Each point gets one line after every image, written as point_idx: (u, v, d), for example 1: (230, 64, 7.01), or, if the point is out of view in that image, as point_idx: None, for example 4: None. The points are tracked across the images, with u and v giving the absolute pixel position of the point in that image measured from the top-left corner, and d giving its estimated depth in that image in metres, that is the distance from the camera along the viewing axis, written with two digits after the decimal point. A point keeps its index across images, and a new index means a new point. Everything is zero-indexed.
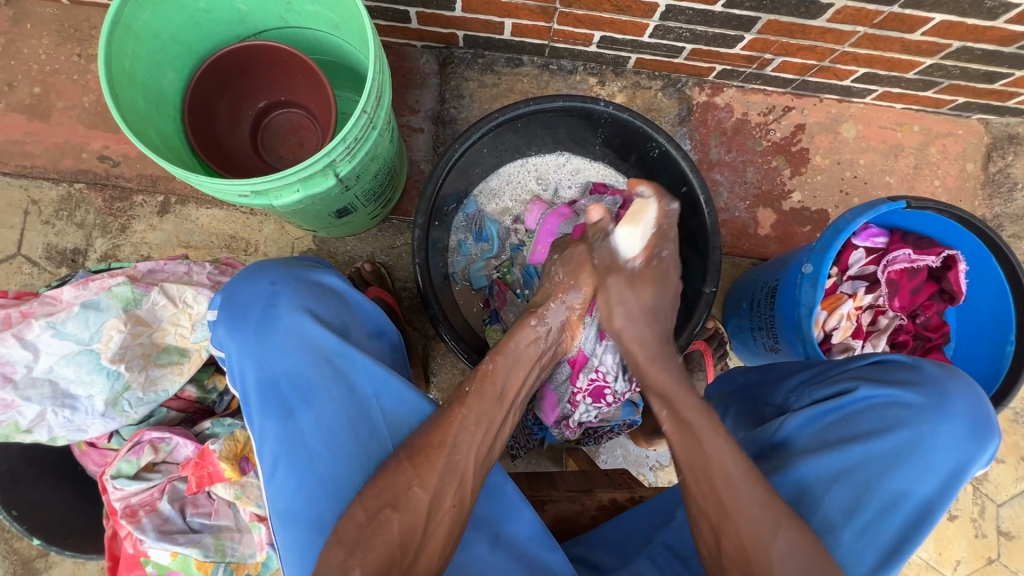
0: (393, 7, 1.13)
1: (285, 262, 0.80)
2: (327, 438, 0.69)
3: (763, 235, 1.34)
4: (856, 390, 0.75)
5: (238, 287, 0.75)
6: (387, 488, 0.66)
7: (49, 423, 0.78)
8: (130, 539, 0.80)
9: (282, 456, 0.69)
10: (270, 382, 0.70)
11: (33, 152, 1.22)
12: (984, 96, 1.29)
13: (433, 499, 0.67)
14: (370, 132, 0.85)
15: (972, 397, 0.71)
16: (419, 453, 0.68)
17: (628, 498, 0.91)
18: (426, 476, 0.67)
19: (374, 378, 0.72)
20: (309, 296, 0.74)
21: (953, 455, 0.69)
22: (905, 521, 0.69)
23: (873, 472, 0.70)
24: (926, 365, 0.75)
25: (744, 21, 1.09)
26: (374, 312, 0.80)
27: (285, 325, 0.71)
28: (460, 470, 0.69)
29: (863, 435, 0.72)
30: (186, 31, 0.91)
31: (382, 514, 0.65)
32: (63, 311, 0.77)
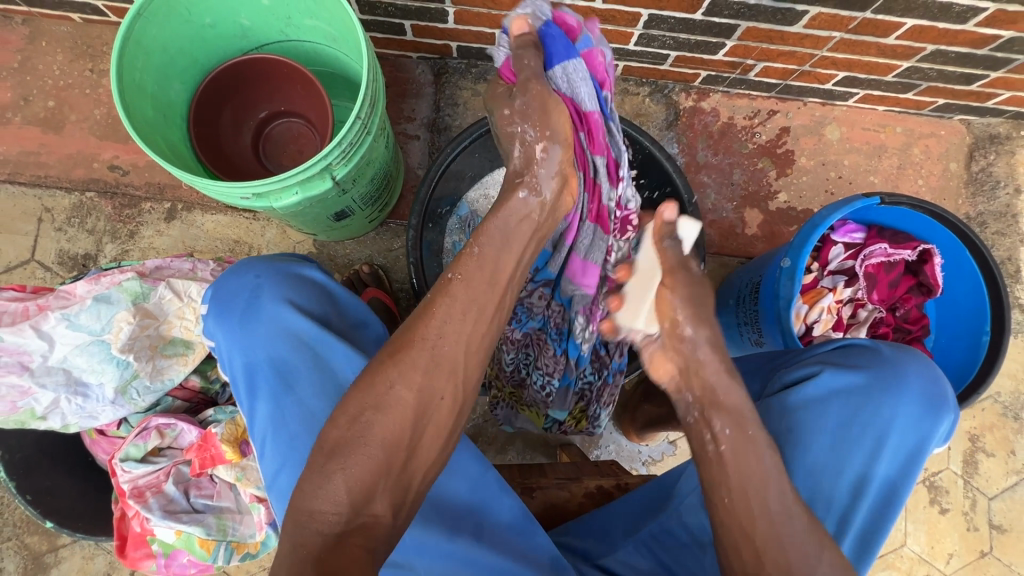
0: (388, 20, 1.19)
1: (270, 258, 0.84)
2: (309, 417, 0.72)
3: (750, 235, 1.38)
4: (820, 375, 0.78)
5: (226, 280, 0.79)
6: (370, 391, 0.64)
7: (62, 410, 0.82)
8: (137, 519, 0.84)
9: (270, 436, 0.73)
10: (255, 367, 0.74)
11: (47, 163, 1.28)
12: (963, 97, 1.33)
13: (420, 393, 0.65)
14: (365, 137, 0.89)
15: (927, 377, 0.76)
16: (399, 348, 0.66)
17: (614, 485, 0.95)
18: (407, 373, 0.65)
19: (353, 362, 0.74)
20: (292, 288, 0.78)
21: (913, 434, 0.74)
22: (875, 500, 0.74)
23: (845, 457, 0.74)
24: (886, 349, 0.79)
25: (725, 28, 1.14)
26: (358, 303, 0.84)
27: (267, 314, 0.75)
28: (447, 358, 0.67)
29: (831, 420, 0.76)
30: (192, 45, 0.97)
31: (365, 417, 0.63)
32: (77, 304, 0.82)
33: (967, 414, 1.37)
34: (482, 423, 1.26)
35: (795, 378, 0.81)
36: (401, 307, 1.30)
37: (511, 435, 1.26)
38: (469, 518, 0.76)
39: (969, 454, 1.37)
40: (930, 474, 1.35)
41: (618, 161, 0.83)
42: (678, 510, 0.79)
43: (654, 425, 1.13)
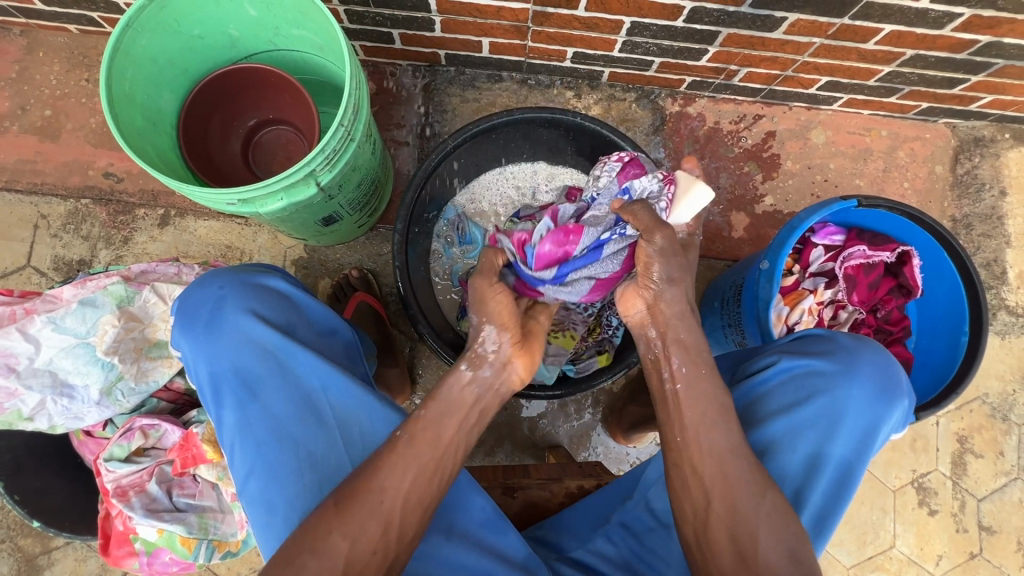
0: (377, 29, 1.21)
1: (236, 268, 0.85)
2: (275, 427, 0.74)
3: (736, 238, 1.39)
4: (777, 364, 0.80)
5: (189, 292, 0.80)
6: (307, 534, 0.65)
7: (49, 411, 0.83)
8: (120, 517, 0.85)
9: (237, 445, 0.74)
10: (220, 377, 0.75)
11: (43, 171, 1.30)
12: (946, 100, 1.34)
13: (353, 545, 0.65)
14: (349, 144, 0.91)
15: (880, 362, 0.77)
16: (345, 498, 0.67)
17: (595, 485, 0.96)
18: (348, 523, 0.65)
19: (319, 372, 0.76)
20: (254, 298, 0.79)
21: (866, 416, 0.75)
22: (831, 480, 0.75)
23: (798, 439, 0.75)
24: (840, 337, 0.81)
25: (706, 35, 1.16)
26: (324, 312, 0.86)
27: (231, 324, 0.76)
28: (385, 511, 0.67)
29: (786, 405, 0.77)
30: (182, 55, 0.99)
31: (301, 559, 0.64)
32: (62, 307, 0.84)
33: (955, 416, 1.38)
34: None
35: (754, 368, 0.83)
36: (389, 311, 1.31)
37: (499, 437, 1.27)
38: (445, 516, 0.78)
39: (958, 455, 1.37)
40: (919, 476, 1.35)
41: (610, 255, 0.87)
42: (644, 497, 0.81)
43: (640, 427, 1.14)
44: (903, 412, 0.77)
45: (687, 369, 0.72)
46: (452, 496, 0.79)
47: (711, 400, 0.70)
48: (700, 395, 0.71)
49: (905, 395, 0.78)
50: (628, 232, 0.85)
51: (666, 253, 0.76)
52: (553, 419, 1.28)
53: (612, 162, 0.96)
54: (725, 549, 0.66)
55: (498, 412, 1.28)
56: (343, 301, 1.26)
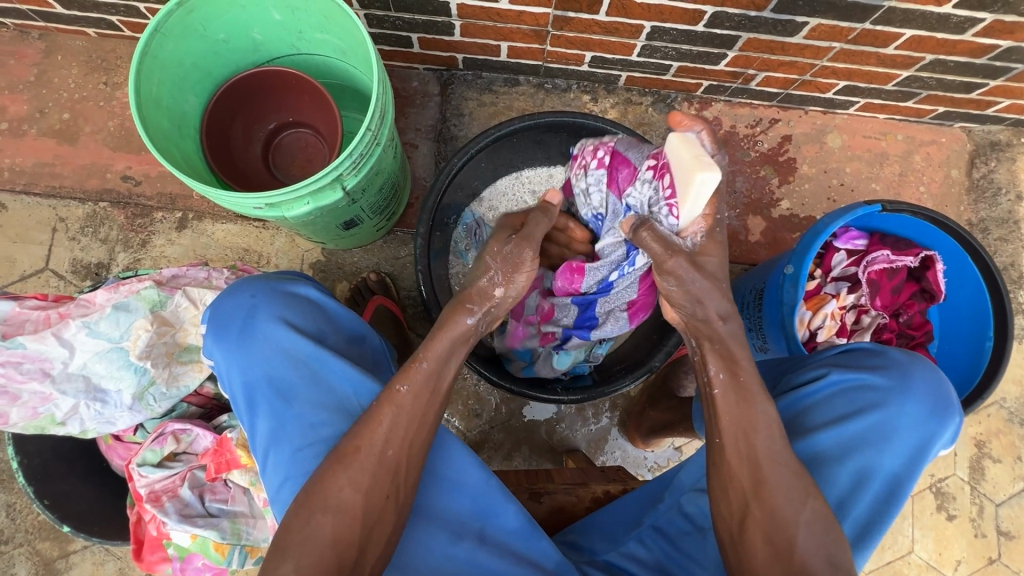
0: (396, 33, 1.22)
1: (265, 275, 0.85)
2: (310, 434, 0.74)
3: (753, 242, 1.39)
4: (829, 375, 0.81)
5: (222, 300, 0.80)
6: (320, 493, 0.67)
7: (81, 416, 0.83)
8: (153, 522, 0.84)
9: (272, 450, 0.74)
10: (254, 386, 0.76)
11: (61, 174, 1.30)
12: (963, 105, 1.34)
13: (367, 496, 0.68)
14: (375, 149, 0.91)
15: (931, 379, 0.78)
16: (349, 453, 0.69)
17: (621, 490, 0.95)
18: (356, 475, 0.68)
19: (350, 377, 0.76)
20: (287, 307, 0.79)
21: (917, 433, 0.76)
22: (877, 496, 0.75)
23: (847, 453, 0.76)
24: (891, 352, 0.82)
25: (726, 40, 1.16)
26: (350, 318, 0.85)
27: (263, 333, 0.76)
28: (390, 463, 0.70)
29: (837, 416, 0.78)
30: (208, 59, 1.00)
31: (316, 517, 0.66)
32: (96, 312, 0.83)
33: (973, 420, 1.37)
34: (487, 429, 1.27)
35: (802, 379, 0.84)
36: (407, 315, 1.31)
37: (517, 441, 1.27)
38: (475, 520, 0.78)
39: (976, 460, 1.37)
40: (937, 481, 1.35)
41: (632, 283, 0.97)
42: (677, 503, 0.81)
43: (662, 432, 1.15)
44: (954, 430, 0.77)
45: (726, 370, 0.73)
46: (482, 501, 0.79)
47: (744, 407, 0.70)
48: (732, 401, 0.71)
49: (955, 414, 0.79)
50: (636, 263, 0.92)
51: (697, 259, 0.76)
52: (571, 423, 1.28)
53: (596, 171, 0.95)
54: (761, 557, 0.66)
55: (515, 416, 1.27)
56: (362, 304, 1.26)
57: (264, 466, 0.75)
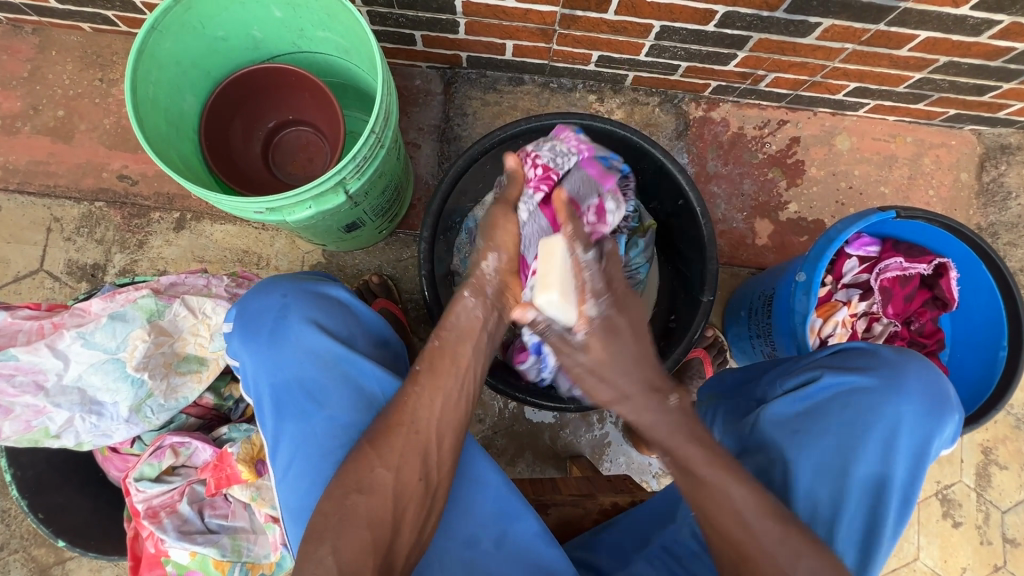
0: (399, 31, 1.19)
1: (292, 276, 0.83)
2: (340, 437, 0.72)
3: (760, 245, 1.37)
4: (819, 380, 0.78)
5: (252, 299, 0.78)
6: (353, 473, 0.66)
7: (76, 428, 0.82)
8: (151, 539, 0.81)
9: (296, 454, 0.71)
10: (283, 388, 0.73)
11: (56, 173, 1.27)
12: (974, 107, 1.32)
13: (398, 474, 0.67)
14: (379, 151, 0.89)
15: (927, 375, 0.75)
16: (379, 434, 0.69)
17: (629, 502, 0.94)
18: (387, 456, 0.68)
19: (381, 379, 0.75)
20: (317, 307, 0.77)
21: (916, 435, 0.73)
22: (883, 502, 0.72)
23: (845, 460, 0.74)
24: (883, 350, 0.78)
25: (737, 40, 1.14)
26: (377, 320, 0.83)
27: (295, 334, 0.74)
28: (422, 439, 0.69)
29: (831, 424, 0.76)
30: (206, 57, 0.97)
31: (349, 499, 0.65)
32: (91, 322, 0.81)
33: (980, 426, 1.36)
34: (490, 434, 1.25)
35: (793, 385, 0.82)
36: (410, 318, 1.29)
37: (520, 447, 1.25)
38: (481, 536, 0.76)
39: (982, 467, 1.36)
40: (943, 487, 1.34)
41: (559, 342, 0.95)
42: (687, 518, 0.80)
43: None
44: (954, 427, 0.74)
45: None
46: (487, 515, 0.77)
47: None
48: None
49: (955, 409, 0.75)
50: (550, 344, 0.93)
51: None
52: (575, 429, 1.26)
53: (534, 224, 0.99)
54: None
55: (519, 422, 1.26)
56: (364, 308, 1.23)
57: (284, 473, 0.71)
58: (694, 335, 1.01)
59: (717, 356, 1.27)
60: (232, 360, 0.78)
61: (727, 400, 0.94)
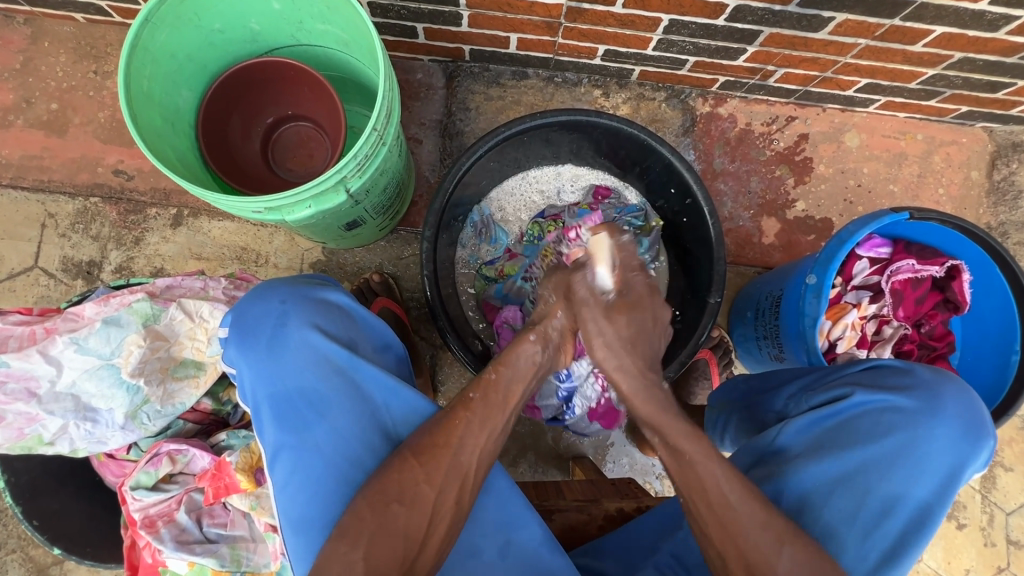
0: (401, 23, 1.16)
1: (292, 281, 0.81)
2: (343, 448, 0.70)
3: (768, 244, 1.35)
4: (850, 397, 0.78)
5: (248, 305, 0.75)
6: (394, 485, 0.66)
7: (71, 436, 0.80)
8: (149, 549, 0.80)
9: (298, 468, 0.69)
10: (284, 398, 0.71)
11: (50, 167, 1.25)
12: (987, 104, 1.29)
13: (439, 493, 0.67)
14: (380, 148, 0.87)
15: (965, 400, 0.75)
16: (426, 450, 0.68)
17: (635, 508, 0.93)
18: (432, 473, 0.67)
19: (384, 386, 0.73)
20: (318, 313, 0.75)
21: (946, 458, 0.73)
22: (904, 523, 0.71)
23: (871, 477, 0.73)
24: (920, 370, 0.79)
25: (747, 34, 1.11)
26: (379, 326, 0.81)
27: (296, 342, 0.72)
28: (464, 468, 0.69)
29: (859, 440, 0.75)
30: (202, 51, 0.94)
31: (390, 509, 0.65)
32: (85, 327, 0.79)
33: None
34: None
35: (824, 399, 0.81)
36: (411, 317, 1.27)
37: (523, 447, 1.24)
38: (488, 542, 0.75)
39: (987, 468, 1.35)
40: None
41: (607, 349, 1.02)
42: None
43: None
44: (986, 456, 0.74)
45: None
46: (493, 519, 0.75)
47: None
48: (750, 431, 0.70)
49: (988, 438, 0.75)
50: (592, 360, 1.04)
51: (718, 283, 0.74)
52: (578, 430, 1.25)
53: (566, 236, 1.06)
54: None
55: (522, 422, 1.24)
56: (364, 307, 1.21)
57: (285, 483, 0.69)
58: (702, 338, 0.99)
59: (723, 357, 1.25)
60: (230, 369, 0.75)
61: (739, 408, 0.98)
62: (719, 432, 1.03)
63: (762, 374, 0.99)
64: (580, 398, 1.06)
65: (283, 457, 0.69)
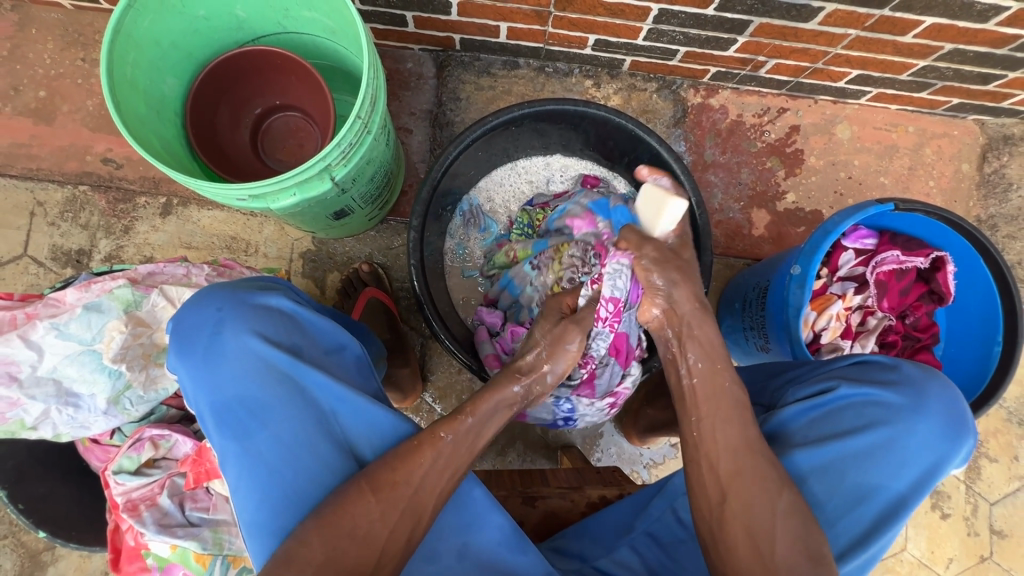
0: (390, 11, 1.15)
1: (233, 285, 0.81)
2: (289, 453, 0.70)
3: (757, 236, 1.35)
4: (838, 390, 0.78)
5: (186, 313, 0.76)
6: (348, 518, 0.66)
7: (53, 421, 0.81)
8: (131, 532, 0.82)
9: (245, 473, 0.70)
10: (227, 406, 0.71)
11: (39, 155, 1.24)
12: (979, 96, 1.29)
13: (393, 532, 0.67)
14: (365, 137, 0.87)
15: (947, 399, 0.76)
16: (384, 485, 0.68)
17: (617, 495, 0.94)
18: (388, 510, 0.67)
19: (330, 391, 0.73)
20: (257, 319, 0.75)
21: (929, 453, 0.74)
22: (878, 514, 0.72)
23: (849, 468, 0.74)
24: (905, 366, 0.79)
25: (737, 24, 1.10)
26: (330, 328, 0.81)
27: (232, 348, 0.73)
28: (420, 506, 0.69)
29: (843, 432, 0.75)
30: (187, 38, 0.94)
31: (340, 544, 0.65)
32: (66, 313, 0.80)
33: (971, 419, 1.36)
34: None
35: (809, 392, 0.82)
36: (400, 308, 1.28)
37: (511, 436, 1.25)
38: (457, 537, 0.76)
39: (972, 459, 1.36)
40: None
41: (616, 394, 0.99)
42: (672, 507, 0.80)
43: (659, 430, 1.10)
44: (966, 452, 0.75)
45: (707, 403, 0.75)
46: (475, 501, 0.77)
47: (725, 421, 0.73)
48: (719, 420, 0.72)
49: (970, 436, 0.76)
50: (600, 408, 1.00)
51: (672, 261, 0.82)
52: None
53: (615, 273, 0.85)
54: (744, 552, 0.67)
55: None
56: (353, 296, 1.21)
57: (236, 488, 0.70)
58: None
59: None
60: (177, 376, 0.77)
61: None
62: None
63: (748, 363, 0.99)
64: (578, 422, 1.06)
65: (230, 465, 0.70)
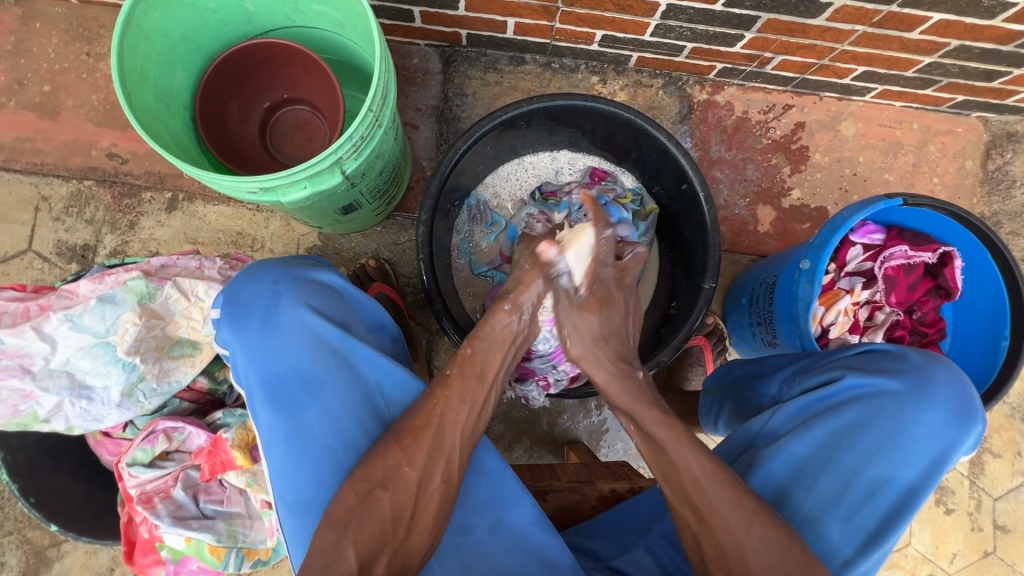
0: (397, 6, 1.15)
1: (284, 261, 0.81)
2: (338, 425, 0.71)
3: (763, 232, 1.35)
4: (842, 380, 0.79)
5: (239, 287, 0.76)
6: (379, 469, 0.67)
7: (66, 413, 0.81)
8: (146, 524, 0.83)
9: (293, 450, 0.70)
10: (279, 378, 0.71)
11: (43, 150, 1.24)
12: (983, 93, 1.29)
13: (424, 475, 0.69)
14: (376, 130, 0.87)
15: (954, 384, 0.76)
16: (407, 435, 0.70)
17: (628, 489, 0.94)
18: (414, 456, 0.69)
19: (379, 367, 0.74)
20: (309, 293, 0.75)
21: (937, 441, 0.74)
22: (889, 505, 0.72)
23: (858, 459, 0.74)
24: (911, 353, 0.80)
25: (744, 20, 1.10)
26: (372, 307, 0.82)
27: (288, 322, 0.73)
28: (446, 448, 0.71)
29: (851, 423, 0.76)
30: (196, 31, 0.93)
31: (374, 494, 0.66)
32: (79, 304, 0.80)
33: None
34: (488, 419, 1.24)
35: (817, 383, 0.82)
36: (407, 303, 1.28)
37: (518, 432, 1.25)
38: (493, 509, 0.76)
39: (976, 454, 1.37)
40: None
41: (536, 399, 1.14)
42: None
43: None
44: (973, 439, 0.75)
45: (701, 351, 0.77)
46: (488, 498, 0.77)
47: None
48: None
49: (977, 422, 0.77)
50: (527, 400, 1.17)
51: None
52: (573, 415, 1.26)
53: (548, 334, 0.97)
54: (759, 548, 0.66)
55: (517, 407, 1.25)
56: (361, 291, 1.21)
57: (280, 467, 0.70)
58: (695, 324, 0.99)
59: (717, 344, 1.27)
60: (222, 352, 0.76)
61: (733, 391, 1.00)
62: (713, 418, 1.05)
63: (756, 359, 1.00)
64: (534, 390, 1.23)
65: (277, 444, 0.69)
